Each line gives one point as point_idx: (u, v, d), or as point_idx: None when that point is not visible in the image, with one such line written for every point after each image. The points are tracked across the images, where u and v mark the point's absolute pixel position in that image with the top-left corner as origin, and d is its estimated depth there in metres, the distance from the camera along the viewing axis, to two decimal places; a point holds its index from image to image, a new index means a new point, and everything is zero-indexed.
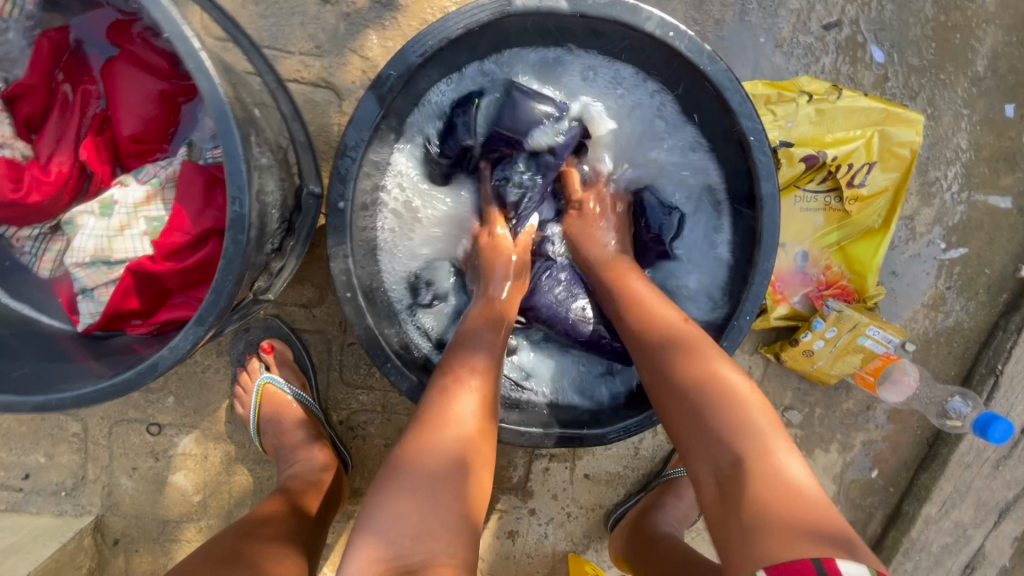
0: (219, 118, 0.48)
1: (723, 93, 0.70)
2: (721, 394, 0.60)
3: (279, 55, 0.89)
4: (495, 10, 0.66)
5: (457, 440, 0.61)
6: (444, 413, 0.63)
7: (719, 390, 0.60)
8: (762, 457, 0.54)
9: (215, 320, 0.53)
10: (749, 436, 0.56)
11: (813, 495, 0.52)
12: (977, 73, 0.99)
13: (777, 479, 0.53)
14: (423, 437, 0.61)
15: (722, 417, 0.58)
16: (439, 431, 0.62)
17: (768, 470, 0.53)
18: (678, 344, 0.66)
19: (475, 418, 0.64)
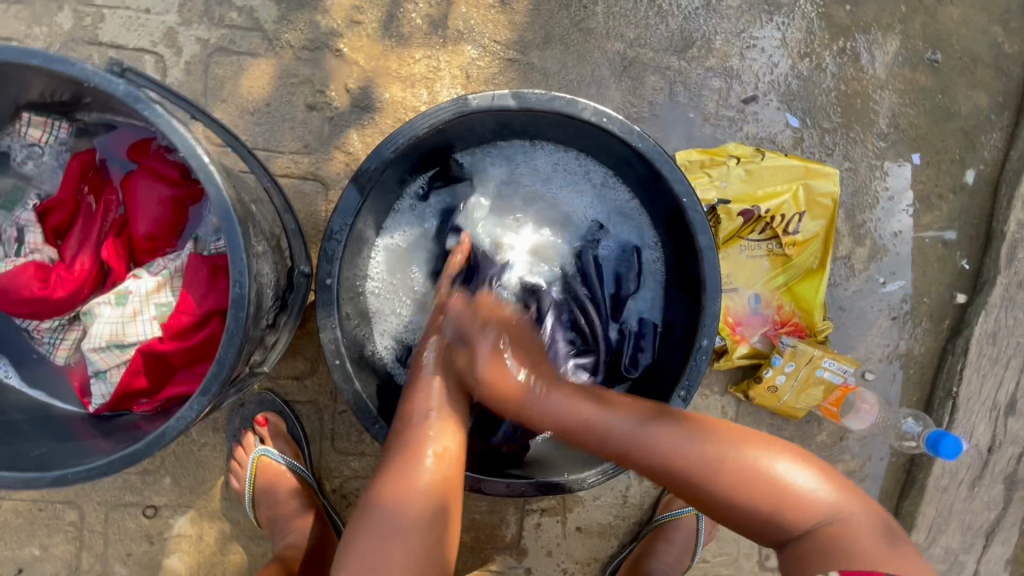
0: (223, 216, 0.57)
1: (655, 163, 0.81)
2: (715, 467, 0.66)
3: (271, 155, 1.01)
4: (453, 111, 0.78)
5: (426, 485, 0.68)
6: (413, 453, 0.71)
7: (713, 459, 0.67)
8: (779, 496, 0.65)
9: (217, 389, 0.59)
10: (768, 488, 0.65)
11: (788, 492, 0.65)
12: (881, 130, 1.14)
13: (799, 502, 0.65)
14: (398, 472, 0.69)
15: (732, 486, 0.66)
16: (410, 470, 0.69)
17: (788, 501, 0.65)
18: (645, 434, 0.70)
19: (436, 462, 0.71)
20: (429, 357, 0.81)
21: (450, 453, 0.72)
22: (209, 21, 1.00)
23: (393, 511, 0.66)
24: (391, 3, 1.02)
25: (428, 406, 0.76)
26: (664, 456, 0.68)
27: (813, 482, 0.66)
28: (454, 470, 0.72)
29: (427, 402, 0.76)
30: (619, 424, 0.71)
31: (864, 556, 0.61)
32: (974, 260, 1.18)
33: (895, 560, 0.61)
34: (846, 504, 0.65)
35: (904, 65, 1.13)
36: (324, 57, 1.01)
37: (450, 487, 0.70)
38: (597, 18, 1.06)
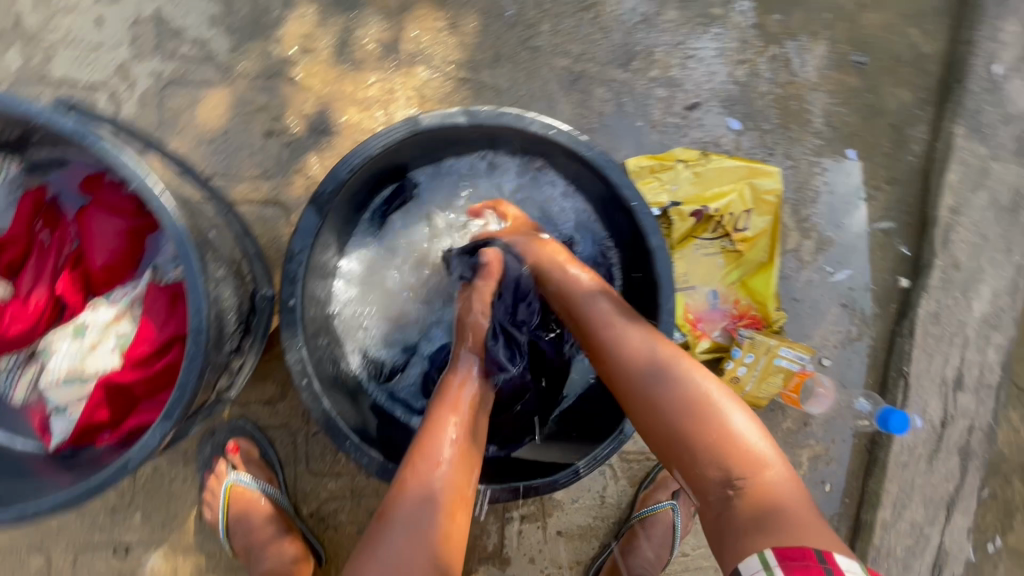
0: (179, 243, 0.58)
1: (603, 171, 0.85)
2: (696, 410, 0.70)
3: (231, 183, 1.02)
4: (406, 130, 0.81)
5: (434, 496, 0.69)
6: (431, 453, 0.72)
7: (695, 403, 0.71)
8: (733, 450, 0.68)
9: (180, 414, 0.59)
10: (724, 442, 0.68)
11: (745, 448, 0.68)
12: (817, 129, 1.21)
13: (748, 466, 0.67)
14: (414, 487, 0.70)
15: (695, 431, 0.69)
16: (426, 478, 0.70)
17: (737, 458, 0.68)
18: (647, 368, 0.74)
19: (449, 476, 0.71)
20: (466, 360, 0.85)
21: (467, 489, 0.72)
22: (162, 54, 1.01)
23: (412, 514, 0.67)
24: (343, 30, 1.05)
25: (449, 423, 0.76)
26: (648, 388, 0.73)
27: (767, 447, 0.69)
28: (465, 482, 0.73)
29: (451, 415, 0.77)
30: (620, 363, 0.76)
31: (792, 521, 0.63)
32: (912, 246, 1.26)
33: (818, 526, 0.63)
34: (787, 474, 0.68)
35: (833, 68, 1.21)
36: (279, 84, 1.03)
37: (458, 488, 0.72)
38: (543, 36, 1.10)
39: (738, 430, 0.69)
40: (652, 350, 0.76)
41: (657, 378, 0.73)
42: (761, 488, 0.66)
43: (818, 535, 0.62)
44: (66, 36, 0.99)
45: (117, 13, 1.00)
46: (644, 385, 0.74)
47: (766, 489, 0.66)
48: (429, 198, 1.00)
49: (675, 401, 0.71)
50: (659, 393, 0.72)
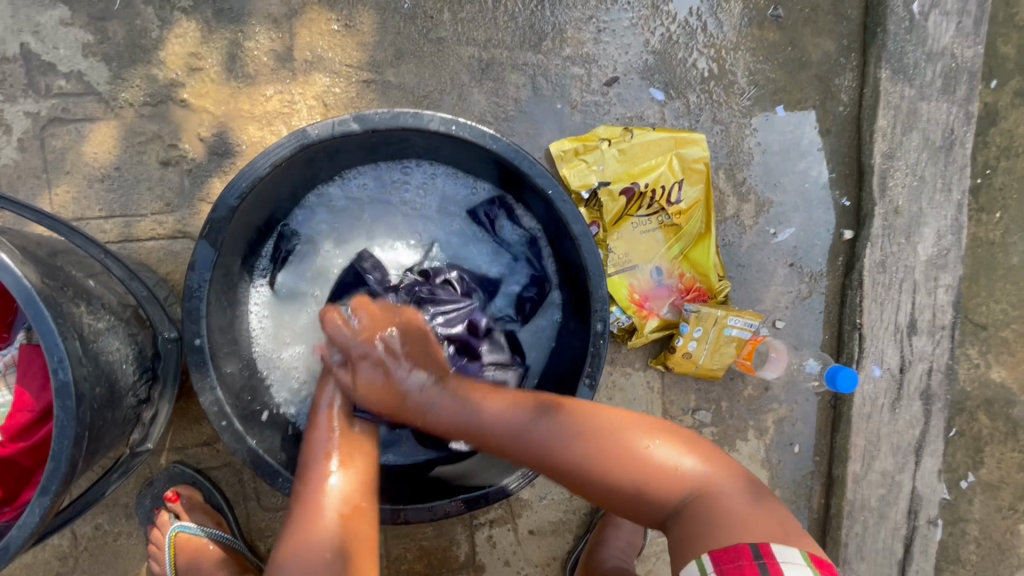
0: (27, 304, 0.53)
1: (514, 161, 0.81)
2: (597, 460, 0.71)
3: (132, 220, 0.97)
4: (293, 144, 0.76)
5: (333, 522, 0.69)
6: (317, 495, 0.71)
7: (600, 456, 0.71)
8: (653, 481, 0.69)
9: (59, 487, 0.55)
10: (648, 472, 0.69)
11: (665, 476, 0.70)
12: (743, 89, 1.18)
13: (679, 489, 0.69)
14: (302, 538, 0.68)
15: (614, 478, 0.70)
16: (314, 513, 0.70)
17: (665, 485, 0.69)
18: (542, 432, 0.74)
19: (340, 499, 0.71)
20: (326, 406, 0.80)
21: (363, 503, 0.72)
22: (36, 92, 0.94)
23: (304, 551, 0.67)
24: (230, 44, 0.99)
25: (330, 445, 0.77)
26: (545, 451, 0.73)
27: (683, 467, 0.70)
28: (367, 512, 0.73)
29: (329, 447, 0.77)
30: (507, 423, 0.76)
31: (726, 535, 0.65)
32: (853, 197, 1.24)
33: (754, 521, 0.66)
34: (704, 474, 0.70)
35: (751, 25, 1.17)
36: (170, 109, 0.97)
37: (361, 533, 0.71)
38: (445, 26, 1.05)
39: (645, 455, 0.71)
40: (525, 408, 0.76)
41: (557, 447, 0.72)
42: (697, 504, 0.68)
43: (755, 529, 0.65)
44: None
45: None
46: (541, 448, 0.73)
47: (697, 506, 0.68)
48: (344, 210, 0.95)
49: (587, 461, 0.71)
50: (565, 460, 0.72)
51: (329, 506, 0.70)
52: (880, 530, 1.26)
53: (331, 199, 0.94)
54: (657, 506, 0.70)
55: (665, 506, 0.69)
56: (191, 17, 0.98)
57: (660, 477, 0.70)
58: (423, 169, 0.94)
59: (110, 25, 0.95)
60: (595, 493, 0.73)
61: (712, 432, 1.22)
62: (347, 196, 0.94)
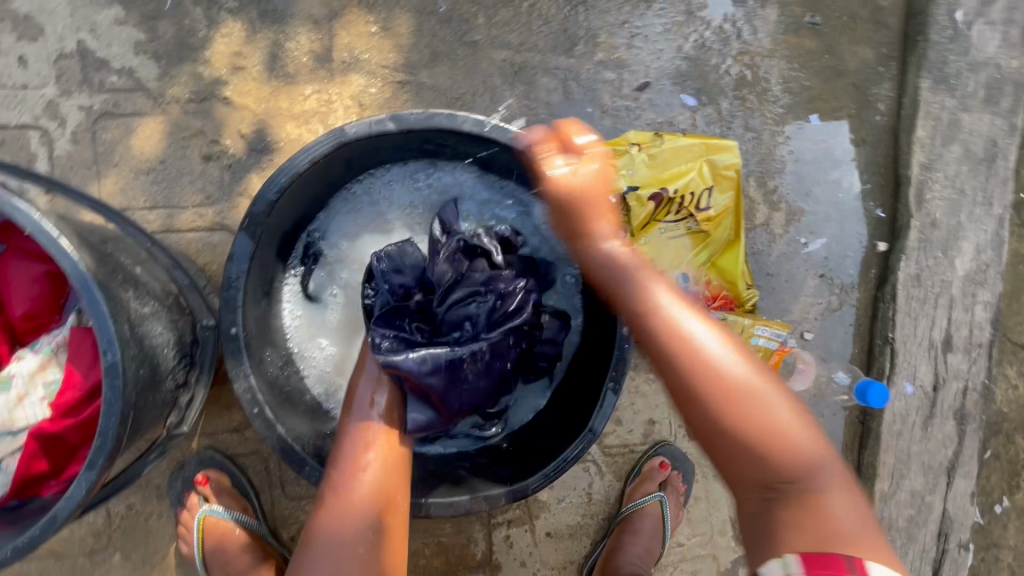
0: (82, 286, 0.56)
1: (544, 164, 0.82)
2: (727, 397, 0.65)
3: (174, 212, 1.00)
4: (331, 142, 0.78)
5: (363, 510, 0.71)
6: (351, 485, 0.73)
7: (719, 399, 0.65)
8: (775, 445, 0.63)
9: (105, 462, 0.57)
10: (758, 438, 0.63)
11: (793, 448, 0.63)
12: (777, 97, 1.17)
13: (794, 468, 0.62)
14: (335, 517, 0.70)
15: (733, 423, 0.64)
16: (348, 503, 0.71)
17: (781, 456, 0.63)
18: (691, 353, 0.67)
19: (373, 487, 0.73)
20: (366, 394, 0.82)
21: (397, 496, 0.74)
22: (89, 88, 0.99)
23: (337, 538, 0.69)
24: (272, 44, 1.02)
25: (367, 430, 0.78)
26: (675, 367, 0.67)
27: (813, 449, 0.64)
28: (400, 503, 0.75)
29: (366, 435, 0.77)
30: (654, 323, 0.70)
31: (834, 543, 0.58)
32: (888, 208, 1.21)
33: (865, 546, 0.58)
34: (828, 466, 0.63)
35: (787, 32, 1.16)
36: (213, 106, 1.01)
37: (392, 517, 0.73)
38: (479, 29, 1.07)
39: (779, 420, 0.64)
40: (680, 318, 0.70)
41: (699, 381, 0.65)
42: (806, 495, 0.61)
43: (863, 546, 0.58)
44: None
45: (40, 51, 0.98)
46: (671, 362, 0.67)
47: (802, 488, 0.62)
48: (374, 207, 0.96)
49: (721, 392, 0.65)
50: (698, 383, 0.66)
51: (362, 497, 0.72)
52: (908, 552, 1.22)
53: (362, 196, 0.96)
54: (766, 473, 0.63)
55: (770, 480, 0.63)
56: (236, 17, 1.01)
57: (789, 446, 0.63)
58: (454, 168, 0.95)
59: (160, 24, 1.00)
60: (699, 428, 0.67)
61: None
62: (379, 194, 0.96)
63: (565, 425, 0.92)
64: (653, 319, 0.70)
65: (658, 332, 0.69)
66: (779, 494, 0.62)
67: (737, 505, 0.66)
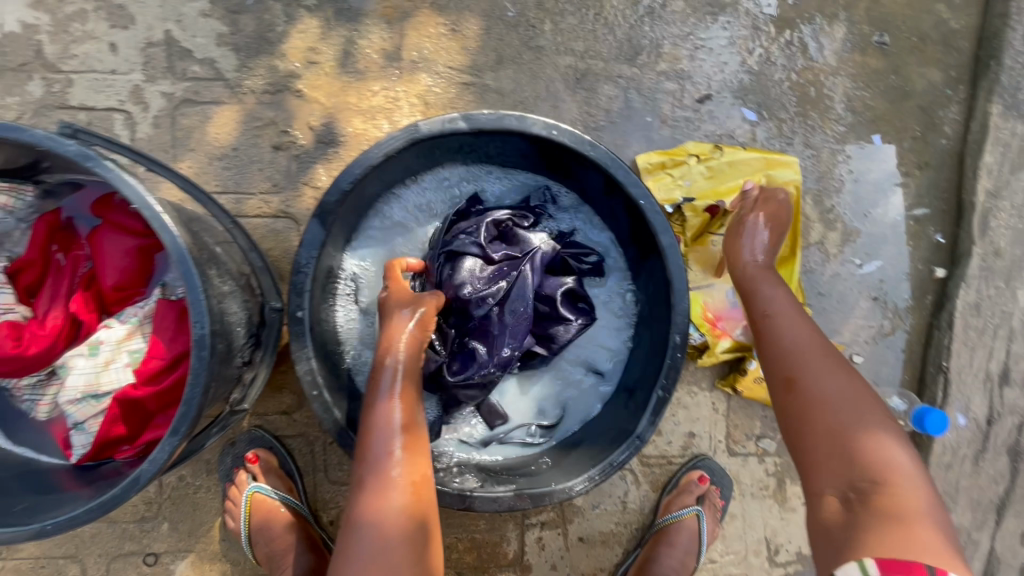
0: (179, 260, 0.59)
1: (609, 169, 0.82)
2: (836, 410, 0.67)
3: (243, 197, 1.04)
4: (405, 137, 0.80)
5: (400, 499, 0.68)
6: (382, 481, 0.68)
7: (833, 414, 0.67)
8: (866, 462, 0.62)
9: (187, 429, 0.61)
10: (860, 452, 0.63)
11: (892, 467, 0.62)
12: (839, 115, 1.15)
13: (885, 482, 0.61)
14: (371, 507, 0.67)
15: (826, 429, 0.67)
16: (381, 499, 0.67)
17: (872, 470, 0.62)
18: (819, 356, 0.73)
19: (405, 473, 0.69)
20: (389, 371, 0.73)
21: (426, 477, 0.71)
22: (172, 75, 1.03)
23: (376, 527, 0.66)
24: (346, 41, 1.06)
25: (390, 416, 0.71)
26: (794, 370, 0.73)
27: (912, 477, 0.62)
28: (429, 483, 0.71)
29: (390, 421, 0.71)
30: (793, 340, 0.76)
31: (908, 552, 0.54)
32: (948, 234, 1.19)
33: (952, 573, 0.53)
34: (919, 494, 0.60)
35: (853, 50, 1.15)
36: (286, 98, 1.05)
37: (426, 501, 0.70)
38: (545, 35, 1.09)
39: (878, 444, 0.64)
40: (799, 340, 0.76)
41: (817, 378, 0.70)
42: (890, 511, 0.58)
43: (938, 556, 0.54)
44: (83, 63, 1.02)
45: (130, 38, 1.03)
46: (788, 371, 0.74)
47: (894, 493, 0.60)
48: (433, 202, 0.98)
49: (825, 392, 0.69)
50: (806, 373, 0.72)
51: (395, 490, 0.68)
52: None
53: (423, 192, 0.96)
54: (849, 484, 0.62)
55: (857, 494, 0.62)
56: (314, 14, 1.05)
57: (885, 465, 0.62)
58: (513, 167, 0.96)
59: (243, 18, 1.04)
60: (793, 414, 0.70)
61: (776, 463, 1.18)
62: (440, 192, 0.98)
63: (611, 430, 0.92)
64: (787, 336, 0.77)
65: (795, 345, 0.76)
66: (860, 507, 0.60)
67: (812, 515, 0.65)
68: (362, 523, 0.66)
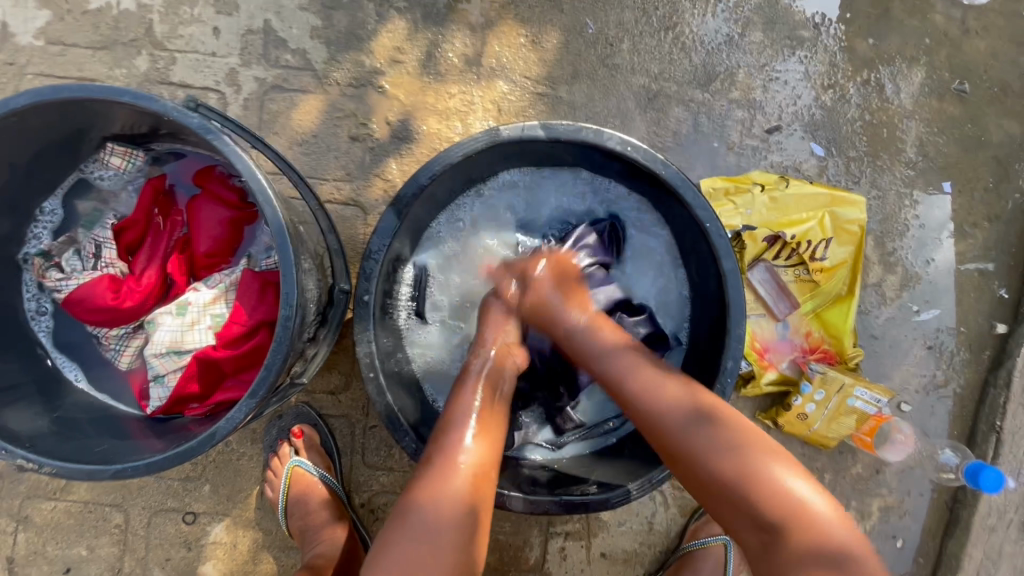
0: (278, 234, 0.64)
1: (679, 190, 0.83)
2: (730, 463, 0.69)
3: (317, 183, 1.09)
4: (486, 140, 0.83)
5: (460, 487, 0.70)
6: (451, 462, 0.72)
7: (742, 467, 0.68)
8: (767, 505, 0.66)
9: (264, 394, 0.65)
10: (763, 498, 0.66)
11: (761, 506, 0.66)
12: (909, 158, 1.14)
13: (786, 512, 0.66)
14: (433, 491, 0.70)
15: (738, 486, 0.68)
16: (446, 478, 0.70)
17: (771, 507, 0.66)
18: (674, 438, 0.72)
19: (472, 463, 0.72)
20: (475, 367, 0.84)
21: (489, 470, 0.74)
22: (267, 62, 1.10)
23: (433, 513, 0.68)
24: (431, 44, 1.11)
25: (469, 404, 0.78)
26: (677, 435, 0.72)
27: (808, 501, 0.67)
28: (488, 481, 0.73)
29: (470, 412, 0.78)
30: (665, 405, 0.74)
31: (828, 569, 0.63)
32: (1013, 290, 1.16)
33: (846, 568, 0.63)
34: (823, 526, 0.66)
35: (930, 96, 1.14)
36: (368, 93, 1.10)
37: (483, 495, 0.72)
38: (622, 54, 1.12)
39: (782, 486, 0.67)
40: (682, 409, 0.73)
41: (706, 456, 0.70)
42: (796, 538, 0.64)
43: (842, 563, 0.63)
44: (187, 44, 1.09)
45: (232, 24, 1.10)
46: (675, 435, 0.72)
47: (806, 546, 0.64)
48: (502, 206, 1.00)
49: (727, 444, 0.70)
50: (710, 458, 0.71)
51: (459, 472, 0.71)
52: None
53: (497, 192, 0.99)
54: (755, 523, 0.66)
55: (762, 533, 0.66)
56: (403, 16, 1.11)
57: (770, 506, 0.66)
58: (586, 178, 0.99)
59: (337, 14, 1.10)
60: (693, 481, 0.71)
61: None
62: (508, 195, 1.00)
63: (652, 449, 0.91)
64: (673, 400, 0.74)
65: (672, 416, 0.73)
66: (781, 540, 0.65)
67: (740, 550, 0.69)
68: (422, 497, 0.69)
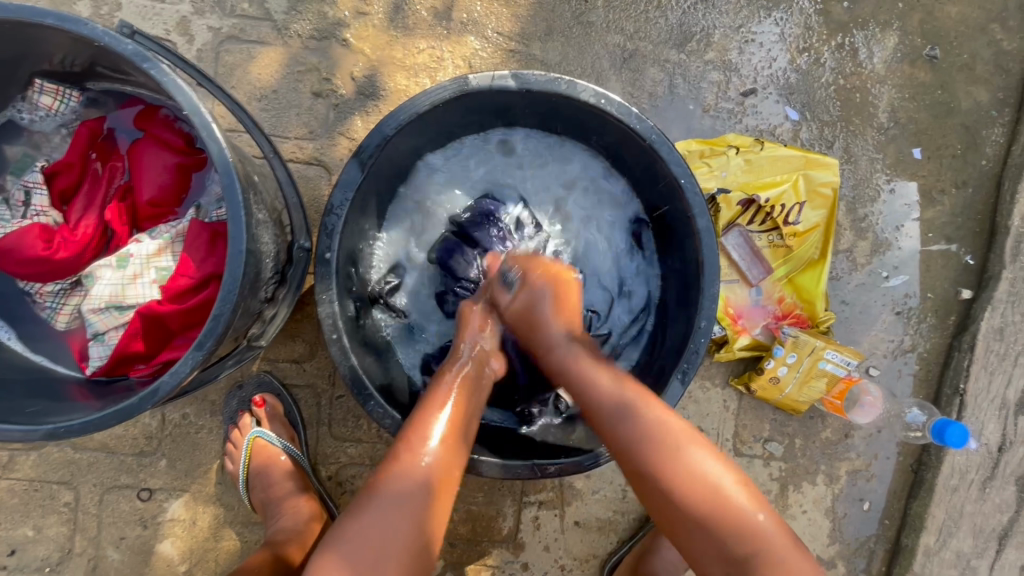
0: (224, 174, 0.59)
1: (653, 144, 0.81)
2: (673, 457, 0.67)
3: (277, 141, 1.03)
4: (455, 89, 0.79)
5: (421, 475, 0.68)
6: (417, 443, 0.70)
7: (682, 472, 0.67)
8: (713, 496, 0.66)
9: (212, 346, 0.61)
10: (705, 492, 0.66)
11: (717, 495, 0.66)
12: (881, 124, 1.14)
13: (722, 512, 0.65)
14: (398, 470, 0.69)
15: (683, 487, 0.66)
16: (407, 465, 0.69)
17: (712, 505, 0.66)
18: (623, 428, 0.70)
19: (441, 449, 0.71)
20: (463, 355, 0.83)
21: (453, 480, 0.71)
22: (221, 10, 1.03)
23: (396, 491, 0.67)
24: None
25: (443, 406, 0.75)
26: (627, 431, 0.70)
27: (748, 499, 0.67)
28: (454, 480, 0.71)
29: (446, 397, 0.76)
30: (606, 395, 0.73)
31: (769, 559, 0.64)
32: (978, 256, 1.17)
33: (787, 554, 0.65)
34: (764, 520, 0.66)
35: (903, 61, 1.14)
36: (331, 46, 1.04)
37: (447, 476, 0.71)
38: (597, 12, 1.08)
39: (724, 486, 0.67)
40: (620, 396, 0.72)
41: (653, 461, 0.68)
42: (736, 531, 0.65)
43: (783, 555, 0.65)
44: None
45: None
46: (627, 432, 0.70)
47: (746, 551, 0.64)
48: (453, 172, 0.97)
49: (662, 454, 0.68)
50: (648, 467, 0.68)
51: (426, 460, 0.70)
52: None
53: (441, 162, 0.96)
54: (706, 520, 0.66)
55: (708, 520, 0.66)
56: None
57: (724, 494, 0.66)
58: (540, 154, 0.97)
59: None
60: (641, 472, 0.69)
61: (780, 468, 1.15)
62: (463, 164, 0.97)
63: None
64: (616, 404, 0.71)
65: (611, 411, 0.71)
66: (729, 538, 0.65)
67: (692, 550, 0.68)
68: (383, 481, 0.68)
